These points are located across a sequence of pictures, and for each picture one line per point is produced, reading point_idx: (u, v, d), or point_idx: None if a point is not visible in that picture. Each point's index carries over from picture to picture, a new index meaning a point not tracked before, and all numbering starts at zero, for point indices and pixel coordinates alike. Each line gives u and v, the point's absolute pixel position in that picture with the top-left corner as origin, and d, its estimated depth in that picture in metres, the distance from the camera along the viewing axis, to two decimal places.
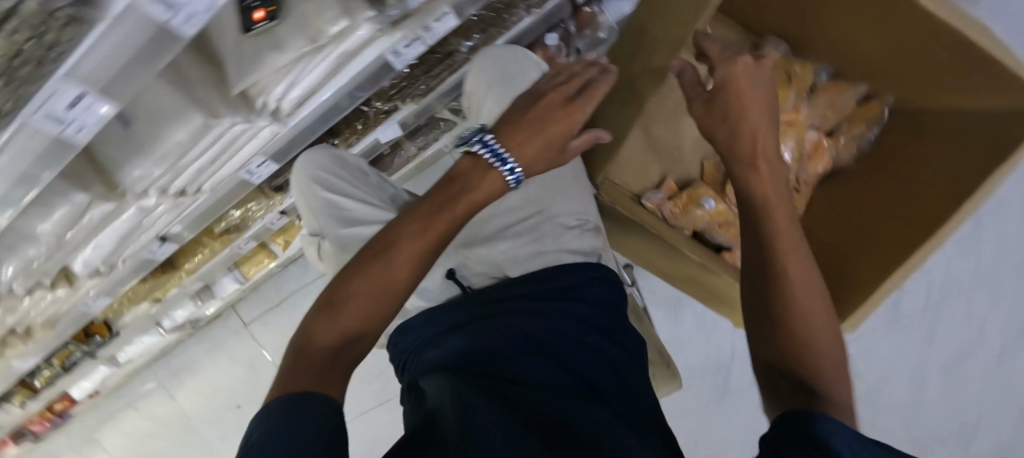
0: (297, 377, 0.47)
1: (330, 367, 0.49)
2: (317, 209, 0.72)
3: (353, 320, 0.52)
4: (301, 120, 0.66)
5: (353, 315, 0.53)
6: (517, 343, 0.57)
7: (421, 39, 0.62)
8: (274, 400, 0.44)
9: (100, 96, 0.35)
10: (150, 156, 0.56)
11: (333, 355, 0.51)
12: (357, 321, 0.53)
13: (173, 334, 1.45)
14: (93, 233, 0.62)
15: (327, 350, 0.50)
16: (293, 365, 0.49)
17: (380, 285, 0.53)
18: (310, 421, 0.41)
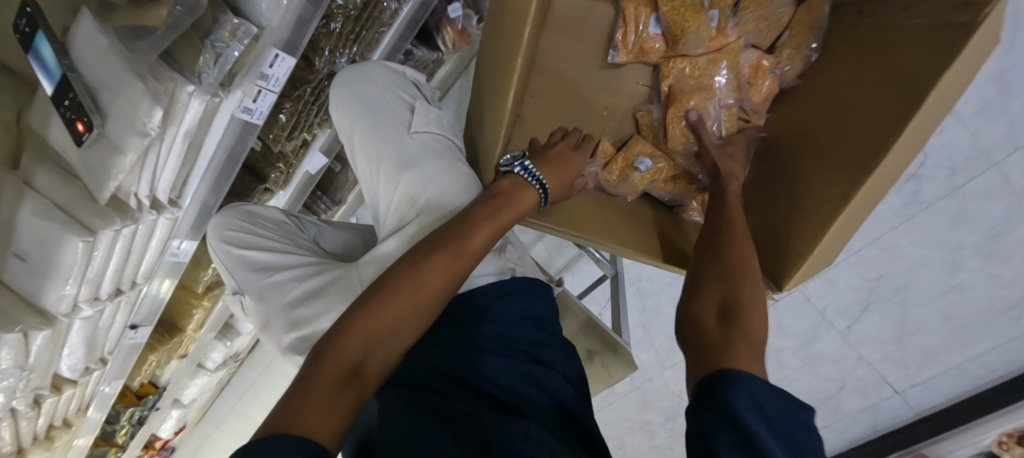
0: (299, 413, 0.35)
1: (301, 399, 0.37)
2: (229, 265, 0.66)
3: (358, 355, 0.42)
4: (194, 194, 0.68)
5: (360, 355, 0.42)
6: (446, 383, 0.47)
7: (264, 89, 0.59)
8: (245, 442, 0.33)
9: None
10: (56, 285, 0.58)
11: (299, 390, 0.38)
12: (365, 353, 0.43)
13: (218, 371, 1.60)
14: (56, 350, 0.67)
15: (337, 381, 0.39)
16: (300, 399, 0.37)
17: (410, 306, 0.46)
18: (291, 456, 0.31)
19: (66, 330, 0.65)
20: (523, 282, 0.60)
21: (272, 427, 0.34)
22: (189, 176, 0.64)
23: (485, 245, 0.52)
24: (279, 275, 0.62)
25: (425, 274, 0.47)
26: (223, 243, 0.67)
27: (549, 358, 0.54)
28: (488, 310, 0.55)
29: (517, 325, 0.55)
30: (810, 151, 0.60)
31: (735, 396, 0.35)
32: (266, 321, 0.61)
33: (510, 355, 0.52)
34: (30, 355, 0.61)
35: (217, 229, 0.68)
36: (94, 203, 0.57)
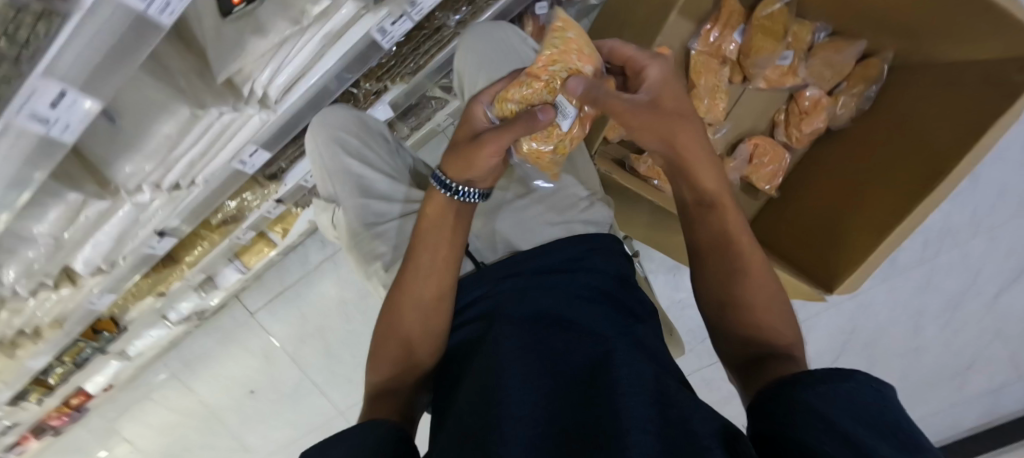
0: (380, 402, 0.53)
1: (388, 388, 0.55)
2: (332, 172, 0.73)
3: (404, 341, 0.57)
4: (290, 107, 0.64)
5: (405, 343, 0.57)
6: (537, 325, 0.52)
7: (406, 14, 0.59)
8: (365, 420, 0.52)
9: (82, 95, 0.36)
10: (137, 153, 0.55)
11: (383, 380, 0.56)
12: (407, 340, 0.57)
13: (180, 326, 1.47)
14: (92, 233, 0.62)
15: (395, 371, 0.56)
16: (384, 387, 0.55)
17: (432, 289, 0.57)
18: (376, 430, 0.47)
19: (115, 211, 0.60)
20: (605, 244, 0.65)
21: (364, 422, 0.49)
22: (299, 83, 0.61)
23: (451, 253, 0.58)
24: (382, 204, 0.71)
25: (409, 291, 0.57)
26: (325, 156, 0.73)
27: (632, 308, 0.57)
28: (549, 269, 0.61)
29: (584, 276, 0.59)
30: (867, 176, 0.70)
31: (807, 398, 0.29)
32: (360, 234, 0.71)
33: (590, 298, 0.56)
34: (73, 224, 0.56)
35: (318, 133, 0.72)
36: (208, 79, 0.54)
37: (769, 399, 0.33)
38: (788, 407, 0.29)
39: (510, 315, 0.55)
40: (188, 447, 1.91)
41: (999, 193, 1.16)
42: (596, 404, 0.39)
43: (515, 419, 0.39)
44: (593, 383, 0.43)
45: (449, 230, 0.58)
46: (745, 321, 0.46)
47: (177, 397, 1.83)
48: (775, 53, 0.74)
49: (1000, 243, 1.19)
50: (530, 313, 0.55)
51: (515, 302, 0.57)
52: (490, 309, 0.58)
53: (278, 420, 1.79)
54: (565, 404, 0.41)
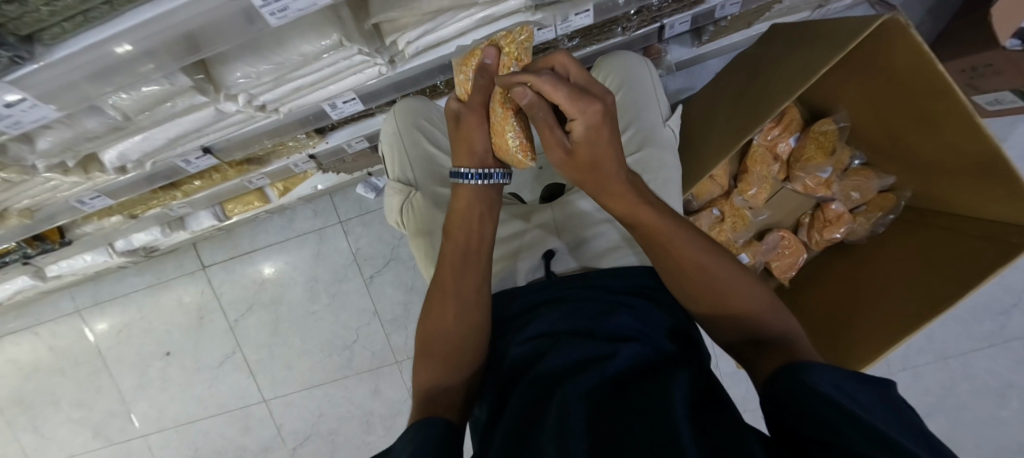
0: (426, 406, 0.49)
1: (437, 395, 0.50)
2: (412, 155, 0.66)
3: (449, 334, 0.54)
4: (409, 69, 0.64)
5: (449, 336, 0.54)
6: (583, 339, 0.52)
7: (554, 26, 0.63)
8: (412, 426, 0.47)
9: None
10: (260, 61, 0.51)
11: (431, 387, 0.52)
12: (454, 333, 0.54)
13: (121, 259, 1.30)
14: (153, 126, 0.56)
15: (439, 372, 0.53)
16: (428, 393, 0.51)
17: (467, 269, 0.56)
18: (431, 426, 0.44)
19: (191, 111, 0.55)
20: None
21: (421, 419, 0.46)
22: (432, 50, 0.61)
23: (483, 234, 0.57)
24: None
25: (449, 273, 0.56)
26: (402, 136, 0.67)
27: (689, 335, 0.57)
28: (620, 292, 0.60)
29: (659, 306, 0.60)
30: (886, 291, 0.79)
31: (821, 385, 0.32)
32: (437, 224, 0.62)
33: (660, 325, 0.56)
34: (149, 110, 0.51)
35: (401, 114, 0.68)
36: (361, 17, 0.53)
37: (775, 380, 0.37)
38: (802, 387, 0.33)
39: (579, 327, 0.54)
40: (58, 400, 1.60)
41: (928, 338, 1.36)
42: (653, 407, 0.39)
43: (577, 431, 0.37)
44: (646, 392, 0.42)
45: (482, 204, 0.56)
46: (743, 319, 0.45)
47: (71, 337, 1.56)
48: (822, 164, 0.84)
49: (921, 381, 1.37)
50: (579, 328, 0.54)
51: (565, 319, 0.57)
52: (555, 319, 0.57)
53: (184, 393, 1.57)
54: (623, 412, 0.41)
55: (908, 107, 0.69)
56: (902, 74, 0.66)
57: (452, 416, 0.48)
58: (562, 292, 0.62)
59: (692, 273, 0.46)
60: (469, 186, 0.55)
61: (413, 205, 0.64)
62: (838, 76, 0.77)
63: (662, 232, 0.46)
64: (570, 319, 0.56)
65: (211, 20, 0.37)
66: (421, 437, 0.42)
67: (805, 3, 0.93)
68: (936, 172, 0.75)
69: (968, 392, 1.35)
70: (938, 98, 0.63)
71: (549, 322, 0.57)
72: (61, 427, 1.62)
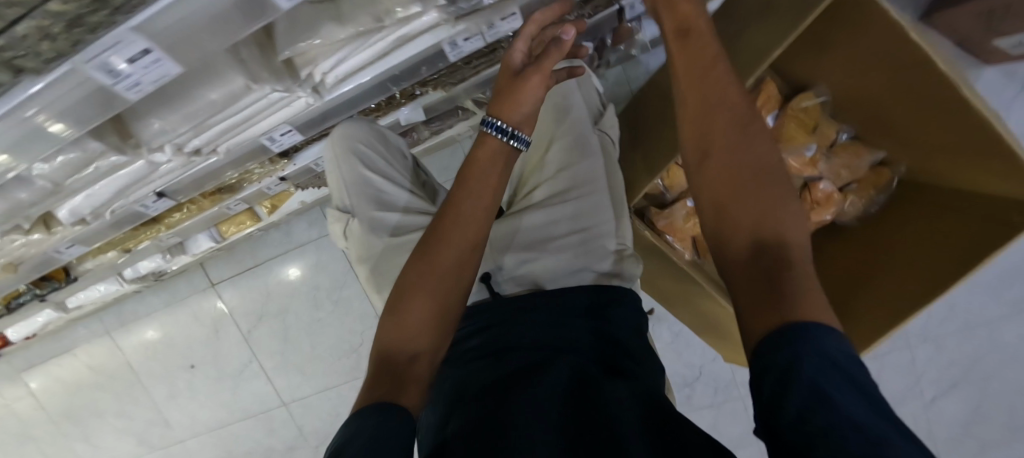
0: (389, 380, 0.47)
1: (400, 370, 0.48)
2: (349, 182, 0.64)
3: (429, 298, 0.52)
4: (338, 95, 0.62)
5: (433, 295, 0.52)
6: (534, 361, 0.52)
7: (482, 34, 0.59)
8: (365, 402, 0.44)
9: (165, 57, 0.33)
10: (174, 113, 0.50)
11: (399, 360, 0.49)
12: (432, 297, 0.52)
13: (133, 285, 1.37)
14: (91, 184, 0.57)
15: (409, 338, 0.50)
16: (389, 363, 0.49)
17: (466, 237, 0.54)
18: (393, 418, 0.41)
19: (122, 167, 0.55)
20: (630, 301, 0.65)
21: (379, 401, 0.43)
22: (355, 74, 0.58)
23: (496, 195, 0.57)
24: (404, 221, 0.63)
25: (444, 241, 0.54)
26: (341, 161, 0.64)
27: (637, 352, 0.57)
28: (576, 310, 0.60)
29: (613, 325, 0.59)
30: (881, 273, 0.74)
31: (816, 367, 0.23)
32: (376, 253, 0.62)
33: (609, 344, 0.56)
34: (77, 175, 0.51)
35: (341, 138, 0.65)
36: (269, 55, 0.51)
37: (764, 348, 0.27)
38: (779, 372, 0.24)
39: (534, 343, 0.55)
40: (102, 412, 1.74)
41: (949, 308, 1.29)
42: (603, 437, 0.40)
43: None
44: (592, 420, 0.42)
45: (485, 199, 0.56)
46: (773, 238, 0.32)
47: (105, 355, 1.68)
48: (804, 144, 0.78)
49: (943, 353, 1.31)
50: (528, 348, 0.54)
51: (518, 336, 0.56)
52: (509, 339, 0.56)
53: (212, 401, 1.67)
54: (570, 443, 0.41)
55: (887, 82, 0.63)
56: (876, 47, 0.59)
57: (407, 399, 0.46)
58: (512, 312, 0.61)
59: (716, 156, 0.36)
60: (498, 138, 0.57)
61: (354, 234, 0.64)
62: (811, 51, 0.70)
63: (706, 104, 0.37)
64: (525, 337, 0.56)
65: (81, 99, 0.36)
66: (371, 427, 0.39)
67: None
68: (926, 148, 0.68)
69: (997, 361, 1.28)
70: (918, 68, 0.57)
71: (511, 335, 0.57)
72: (108, 436, 1.76)
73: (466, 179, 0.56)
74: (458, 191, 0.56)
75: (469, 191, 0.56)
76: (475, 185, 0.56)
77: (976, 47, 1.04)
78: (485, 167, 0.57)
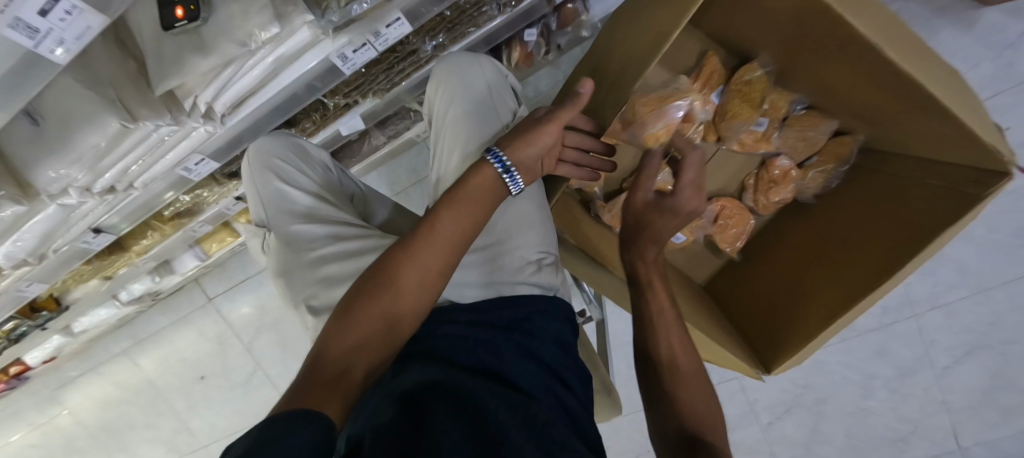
0: (317, 392, 0.38)
1: (329, 385, 0.39)
2: (264, 197, 0.64)
3: (390, 318, 0.45)
4: (242, 120, 0.61)
5: (397, 317, 0.46)
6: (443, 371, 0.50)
7: (370, 44, 0.56)
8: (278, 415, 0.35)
9: None
10: (66, 158, 0.51)
11: (331, 376, 0.40)
12: (396, 319, 0.46)
13: (132, 306, 1.43)
14: (12, 231, 0.58)
15: (349, 355, 0.42)
16: (316, 378, 0.39)
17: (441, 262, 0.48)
18: (310, 429, 0.32)
19: (35, 213, 0.56)
20: (555, 308, 0.63)
21: (295, 409, 0.34)
22: (249, 98, 0.57)
23: (479, 227, 0.51)
24: (314, 231, 0.61)
25: (409, 264, 0.47)
26: (257, 175, 0.64)
27: (548, 365, 0.56)
28: (490, 324, 0.58)
29: (523, 339, 0.57)
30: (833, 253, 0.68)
31: None
32: (289, 269, 0.61)
33: (522, 360, 0.54)
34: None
35: (257, 154, 0.65)
36: (146, 91, 0.51)
37: None
38: None
39: (445, 355, 0.53)
40: (132, 424, 1.86)
41: (960, 270, 1.20)
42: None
43: None
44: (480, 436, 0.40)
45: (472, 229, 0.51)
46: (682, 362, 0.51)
47: (125, 372, 1.79)
48: (749, 120, 0.73)
49: (955, 320, 1.22)
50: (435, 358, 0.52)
51: (429, 348, 0.55)
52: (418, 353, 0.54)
53: (226, 408, 1.75)
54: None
55: (819, 46, 0.57)
56: (796, 14, 0.53)
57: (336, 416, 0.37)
58: (427, 326, 0.59)
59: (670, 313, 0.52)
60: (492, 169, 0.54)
61: (270, 249, 0.63)
62: (741, 21, 0.64)
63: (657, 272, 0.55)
64: (434, 349, 0.54)
65: None
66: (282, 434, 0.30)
67: None
68: (879, 118, 0.62)
69: (1016, 324, 1.19)
70: (882, 29, 0.51)
71: (418, 349, 0.55)
72: (140, 445, 1.89)
73: (452, 200, 0.51)
74: (446, 206, 0.50)
75: (461, 213, 0.50)
76: (467, 210, 0.51)
77: None
78: (471, 197, 0.52)
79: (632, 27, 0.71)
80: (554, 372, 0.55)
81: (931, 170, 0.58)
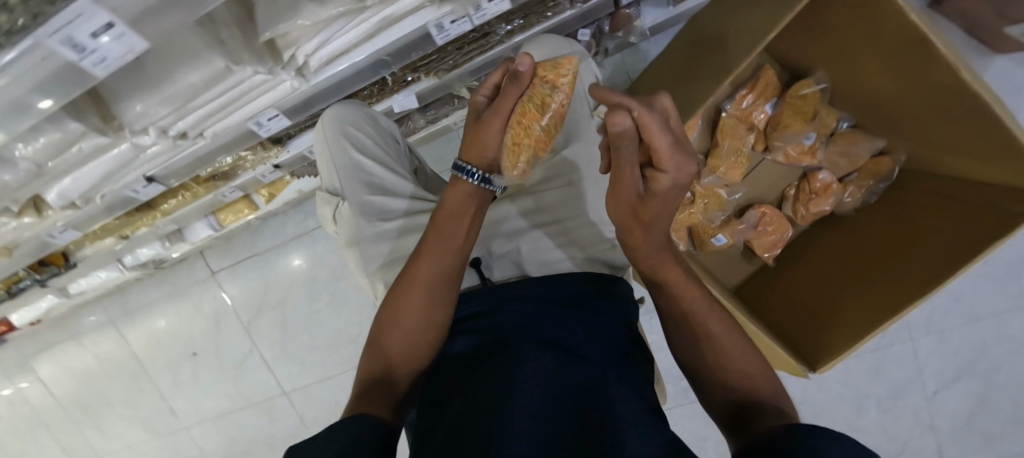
0: (370, 395, 0.49)
1: (382, 388, 0.50)
2: (338, 164, 0.65)
3: (409, 321, 0.54)
4: (323, 80, 0.61)
5: (413, 320, 0.55)
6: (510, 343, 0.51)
7: (468, 16, 0.58)
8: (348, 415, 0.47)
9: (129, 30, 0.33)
10: (159, 93, 0.50)
11: (381, 381, 0.51)
12: (415, 321, 0.54)
13: (134, 272, 1.38)
14: (78, 166, 0.57)
15: (390, 362, 0.53)
16: (372, 384, 0.51)
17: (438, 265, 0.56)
18: (364, 423, 0.43)
19: (108, 149, 0.55)
20: (619, 291, 0.63)
21: (355, 412, 0.46)
22: (342, 57, 0.58)
23: (472, 227, 0.58)
24: (392, 204, 0.63)
25: (415, 280, 0.56)
26: (331, 143, 0.65)
27: (619, 340, 0.55)
28: (554, 300, 0.58)
29: (593, 315, 0.56)
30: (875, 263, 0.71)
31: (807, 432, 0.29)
32: (366, 237, 0.62)
33: (593, 339, 0.53)
34: (61, 156, 0.51)
35: (331, 123, 0.66)
36: (251, 36, 0.51)
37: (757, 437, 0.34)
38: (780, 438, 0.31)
39: (515, 329, 0.54)
40: (109, 399, 1.77)
41: (955, 299, 1.26)
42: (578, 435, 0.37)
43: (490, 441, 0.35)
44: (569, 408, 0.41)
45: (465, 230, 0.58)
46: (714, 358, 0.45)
47: (110, 344, 1.71)
48: (802, 132, 0.76)
49: (947, 346, 1.28)
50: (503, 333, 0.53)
51: (493, 324, 0.56)
52: (487, 330, 0.55)
53: (214, 389, 1.69)
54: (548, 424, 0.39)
55: (881, 69, 0.62)
56: (874, 34, 0.58)
57: (384, 412, 0.47)
58: (495, 303, 0.59)
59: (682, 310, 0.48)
60: (468, 183, 0.56)
61: (344, 216, 0.64)
62: (806, 38, 0.69)
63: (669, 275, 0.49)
64: (499, 323, 0.56)
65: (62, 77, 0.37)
66: (349, 432, 0.41)
67: None
68: (928, 139, 0.67)
69: (1003, 354, 1.26)
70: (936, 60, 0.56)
71: (484, 326, 0.57)
72: (115, 422, 1.80)
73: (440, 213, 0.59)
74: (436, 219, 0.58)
75: (447, 221, 0.57)
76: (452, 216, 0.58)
77: (983, 33, 1.02)
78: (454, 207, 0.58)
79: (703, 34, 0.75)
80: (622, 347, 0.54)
81: (976, 187, 0.63)
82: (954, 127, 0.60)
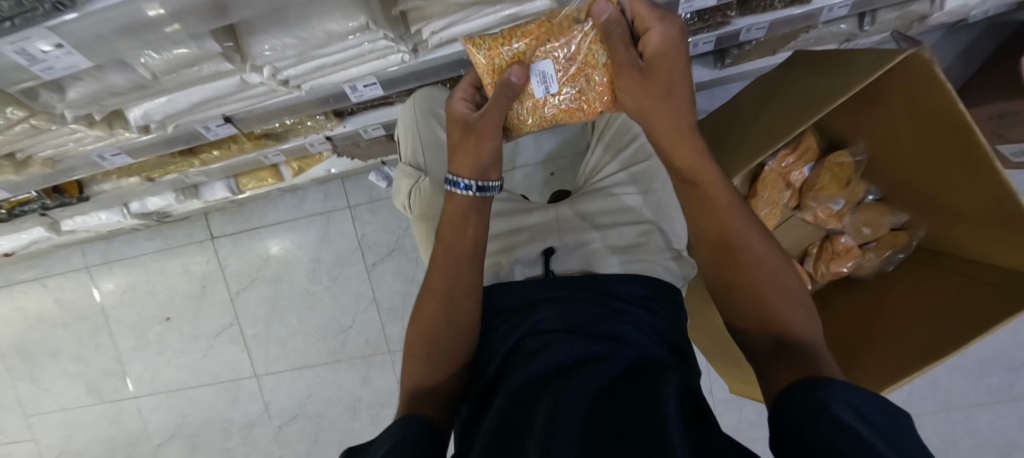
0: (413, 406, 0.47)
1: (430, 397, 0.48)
2: (424, 142, 0.70)
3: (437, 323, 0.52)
4: (430, 60, 0.66)
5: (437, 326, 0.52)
6: (571, 334, 0.51)
7: None
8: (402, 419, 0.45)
9: None
10: (291, 33, 0.52)
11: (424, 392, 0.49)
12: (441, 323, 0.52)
13: (134, 221, 1.32)
14: (179, 88, 0.57)
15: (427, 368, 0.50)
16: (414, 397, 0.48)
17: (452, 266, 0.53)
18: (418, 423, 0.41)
19: (218, 77, 0.56)
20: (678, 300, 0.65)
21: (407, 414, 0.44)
22: (455, 43, 0.62)
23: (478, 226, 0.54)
24: None
25: (439, 283, 0.53)
26: (417, 121, 0.70)
27: (679, 342, 0.56)
28: (620, 298, 0.59)
29: (656, 318, 0.58)
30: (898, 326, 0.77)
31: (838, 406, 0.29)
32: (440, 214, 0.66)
33: (655, 339, 0.54)
34: (176, 71, 0.52)
35: (421, 102, 0.71)
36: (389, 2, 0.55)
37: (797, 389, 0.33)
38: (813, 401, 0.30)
39: (579, 320, 0.54)
40: (57, 352, 1.64)
41: (931, 386, 1.34)
42: (616, 443, 0.35)
43: (563, 434, 0.35)
44: (631, 397, 0.41)
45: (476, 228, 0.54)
46: (767, 306, 0.42)
47: (76, 293, 1.60)
48: (833, 195, 0.84)
49: (920, 430, 1.35)
50: (566, 323, 0.53)
51: (551, 310, 0.56)
52: (550, 315, 0.55)
53: (179, 359, 1.59)
54: (614, 412, 0.39)
55: (922, 144, 0.69)
56: (924, 113, 0.65)
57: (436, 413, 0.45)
58: (559, 291, 0.60)
59: (739, 254, 0.44)
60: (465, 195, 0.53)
61: (422, 190, 0.67)
62: (858, 108, 0.77)
63: (727, 216, 0.45)
64: (557, 310, 0.55)
65: None
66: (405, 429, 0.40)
67: (835, 36, 0.91)
68: (951, 215, 0.74)
69: (966, 446, 1.33)
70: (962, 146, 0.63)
71: (541, 312, 0.56)
72: (56, 379, 1.66)
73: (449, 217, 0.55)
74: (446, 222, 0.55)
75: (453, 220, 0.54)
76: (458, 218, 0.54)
77: None
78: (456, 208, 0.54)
79: (766, 97, 0.84)
80: (680, 346, 0.56)
81: (994, 266, 0.70)
82: (981, 207, 0.67)
